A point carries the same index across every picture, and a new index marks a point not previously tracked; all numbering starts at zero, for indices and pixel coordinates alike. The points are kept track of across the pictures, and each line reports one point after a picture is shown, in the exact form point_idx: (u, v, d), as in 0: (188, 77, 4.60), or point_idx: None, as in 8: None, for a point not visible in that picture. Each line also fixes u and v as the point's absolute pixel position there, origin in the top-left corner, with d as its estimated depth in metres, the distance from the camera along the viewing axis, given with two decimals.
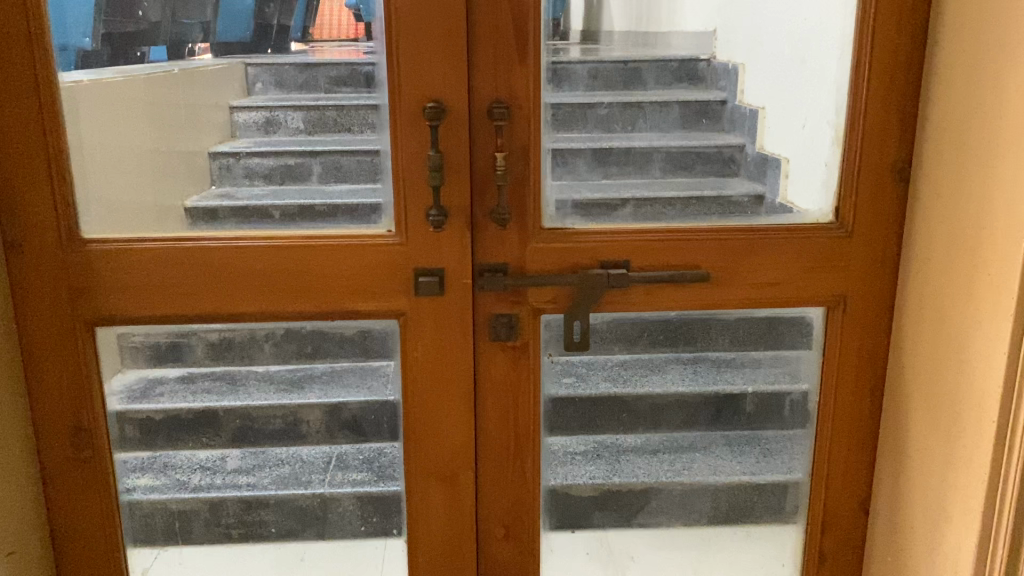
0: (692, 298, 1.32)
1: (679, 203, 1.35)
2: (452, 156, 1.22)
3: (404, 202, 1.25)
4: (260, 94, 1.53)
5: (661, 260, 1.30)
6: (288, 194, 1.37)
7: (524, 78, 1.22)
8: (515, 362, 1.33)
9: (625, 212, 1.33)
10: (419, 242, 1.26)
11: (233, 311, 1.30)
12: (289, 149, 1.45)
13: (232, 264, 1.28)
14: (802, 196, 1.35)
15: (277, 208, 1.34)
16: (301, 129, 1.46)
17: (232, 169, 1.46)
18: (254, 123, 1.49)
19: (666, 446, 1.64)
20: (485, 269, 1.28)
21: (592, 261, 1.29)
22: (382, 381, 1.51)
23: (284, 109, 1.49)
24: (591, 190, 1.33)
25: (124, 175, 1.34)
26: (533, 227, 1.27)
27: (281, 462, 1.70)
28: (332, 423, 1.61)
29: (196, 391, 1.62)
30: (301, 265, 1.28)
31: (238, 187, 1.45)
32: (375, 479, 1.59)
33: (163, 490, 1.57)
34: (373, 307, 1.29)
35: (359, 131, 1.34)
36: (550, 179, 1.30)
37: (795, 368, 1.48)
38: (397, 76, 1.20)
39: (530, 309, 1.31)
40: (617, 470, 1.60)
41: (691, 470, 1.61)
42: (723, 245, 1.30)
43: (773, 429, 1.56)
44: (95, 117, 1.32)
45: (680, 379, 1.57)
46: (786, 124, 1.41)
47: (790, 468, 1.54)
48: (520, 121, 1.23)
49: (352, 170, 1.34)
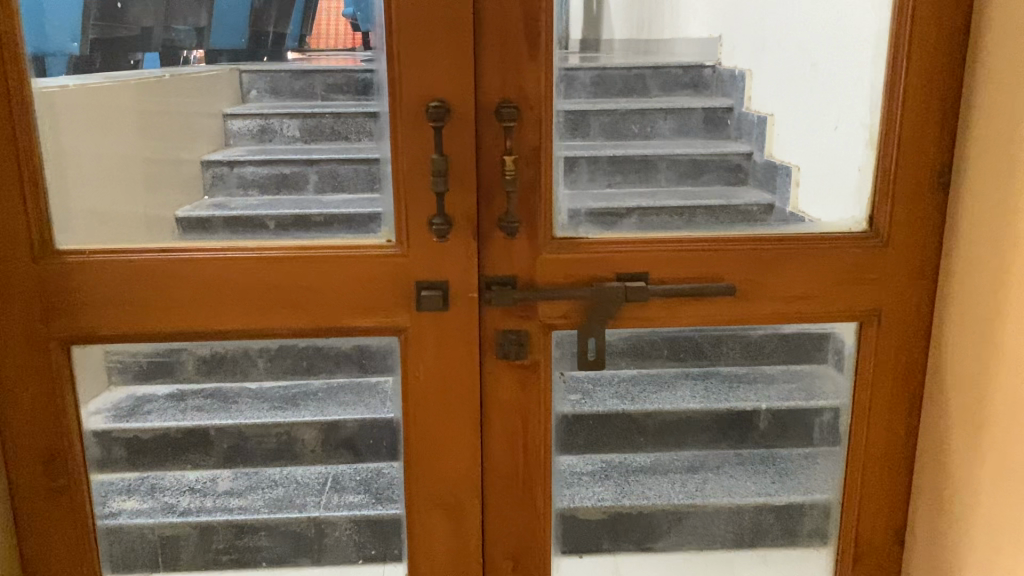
0: (716, 313, 1.22)
1: (685, 215, 1.28)
2: (457, 160, 1.13)
3: (405, 211, 1.15)
4: (254, 102, 1.63)
5: (683, 272, 1.20)
6: (280, 206, 1.33)
7: (535, 77, 1.12)
8: (525, 381, 1.23)
9: (640, 222, 1.24)
10: (421, 253, 1.16)
11: (221, 329, 1.19)
12: (285, 158, 1.50)
13: (217, 280, 1.17)
14: (827, 210, 1.26)
15: (273, 218, 1.28)
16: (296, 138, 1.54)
17: (226, 178, 1.52)
18: (248, 131, 1.63)
19: (678, 466, 1.60)
20: (492, 283, 1.19)
21: (609, 273, 1.19)
22: (379, 399, 1.43)
23: (280, 118, 1.60)
24: (598, 199, 1.25)
25: (116, 180, 1.30)
26: (543, 237, 1.18)
27: (275, 484, 1.63)
28: (329, 441, 1.54)
29: (186, 408, 1.58)
30: (295, 280, 1.18)
31: (232, 196, 1.49)
32: (373, 501, 1.51)
33: (149, 514, 1.50)
34: (372, 324, 1.19)
35: (356, 139, 1.31)
36: (562, 187, 1.22)
37: (813, 384, 1.40)
38: (397, 74, 1.11)
39: (541, 325, 1.21)
40: (628, 491, 1.55)
41: (705, 490, 1.55)
42: (750, 256, 1.20)
43: (789, 448, 1.52)
44: (75, 126, 1.23)
45: (690, 396, 1.54)
46: (810, 130, 1.33)
47: (807, 489, 1.46)
48: (530, 122, 1.14)
49: (349, 180, 1.30)
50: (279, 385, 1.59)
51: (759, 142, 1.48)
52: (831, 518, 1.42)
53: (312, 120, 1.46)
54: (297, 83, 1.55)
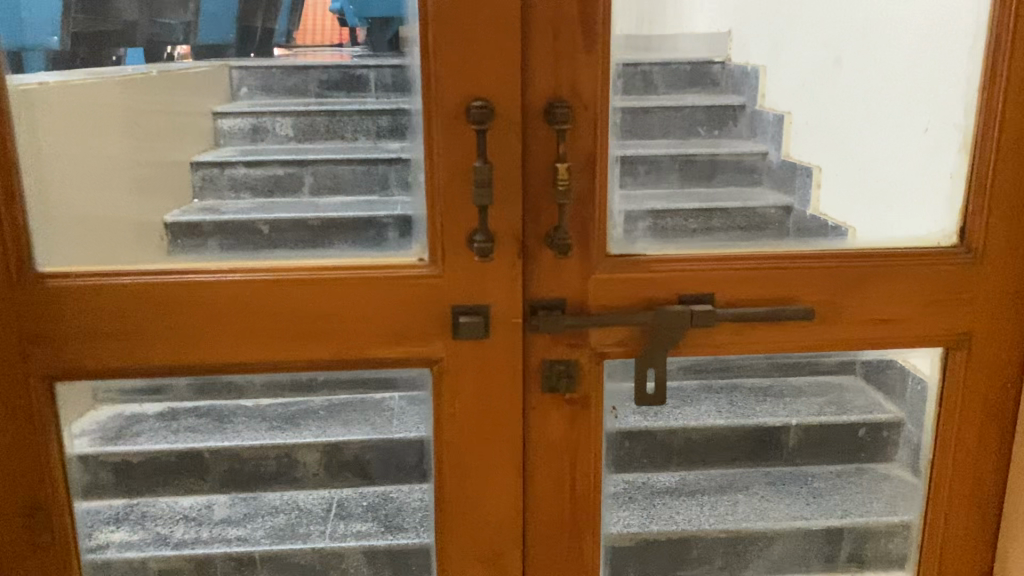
0: (789, 339, 1.08)
1: (710, 227, 1.15)
2: (502, 167, 0.99)
3: (441, 227, 1.00)
4: (246, 98, 1.87)
5: (754, 294, 1.06)
6: (279, 206, 1.38)
7: (591, 72, 0.98)
8: (573, 418, 1.09)
9: (675, 240, 1.10)
10: (459, 274, 1.02)
11: (228, 362, 1.05)
12: (280, 159, 1.54)
13: (224, 306, 1.03)
14: (872, 230, 1.14)
15: (267, 222, 1.19)
16: (291, 136, 1.69)
17: (216, 180, 1.57)
18: (240, 130, 1.76)
19: (706, 486, 1.58)
20: (539, 306, 1.05)
21: (670, 295, 1.06)
22: (385, 418, 1.34)
23: (273, 118, 1.74)
24: (653, 202, 1.12)
25: (106, 184, 1.26)
26: (596, 255, 1.04)
27: (275, 510, 1.59)
28: (331, 465, 1.54)
29: (179, 428, 1.52)
30: (313, 305, 1.03)
31: (223, 195, 1.53)
32: (381, 531, 1.48)
33: (140, 547, 1.44)
34: (402, 355, 1.05)
35: (349, 135, 1.47)
36: (618, 191, 1.07)
37: (844, 398, 1.48)
38: (433, 70, 0.96)
39: (592, 353, 1.07)
40: (654, 516, 1.47)
41: (736, 514, 1.53)
42: (829, 275, 1.07)
43: (819, 466, 1.59)
44: (46, 129, 1.09)
45: (717, 413, 1.49)
46: (868, 137, 1.26)
47: (845, 511, 1.49)
48: (583, 124, 1.00)
49: (345, 182, 1.33)
50: (277, 403, 1.54)
51: (775, 141, 1.42)
52: (890, 544, 1.43)
53: (309, 118, 1.68)
54: (288, 81, 1.85)
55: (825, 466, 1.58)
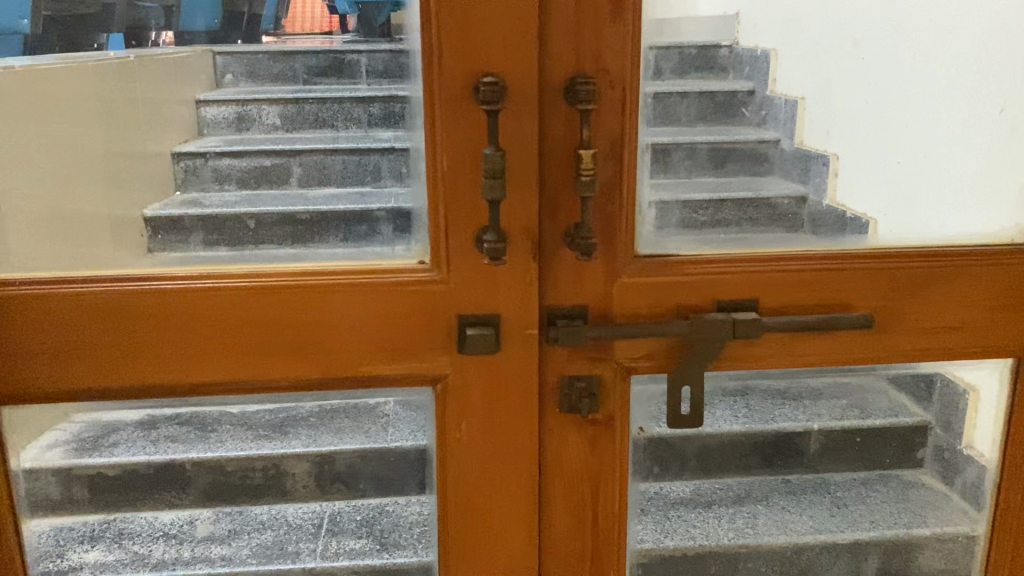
0: (842, 350, 0.95)
1: (722, 221, 1.00)
2: (516, 155, 0.85)
3: (444, 224, 0.87)
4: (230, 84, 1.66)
5: (803, 301, 0.93)
6: (262, 197, 1.32)
7: (619, 45, 0.85)
8: (595, 440, 0.96)
9: (692, 246, 0.95)
10: (466, 279, 0.88)
11: (201, 382, 0.90)
12: (264, 148, 1.40)
13: (194, 317, 0.89)
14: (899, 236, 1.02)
15: (253, 217, 1.14)
16: (274, 122, 1.49)
17: (199, 172, 1.45)
18: (224, 119, 1.60)
19: (722, 497, 1.36)
20: (557, 316, 0.91)
21: (707, 302, 0.92)
22: (379, 425, 1.18)
23: (258, 105, 1.56)
24: (684, 189, 0.97)
25: (69, 183, 1.13)
26: (622, 256, 0.90)
27: (263, 526, 1.43)
28: (321, 476, 1.39)
29: (157, 439, 1.42)
30: (296, 316, 0.89)
31: (207, 190, 1.40)
32: (378, 548, 1.33)
33: (115, 568, 1.29)
34: (400, 372, 0.91)
35: (343, 126, 1.33)
36: (647, 181, 0.94)
37: (862, 400, 1.29)
38: (437, 41, 0.82)
39: (617, 369, 0.93)
40: (669, 530, 1.27)
41: (757, 528, 1.33)
42: (889, 278, 0.93)
43: (841, 474, 1.38)
44: None
45: (734, 420, 1.25)
46: (899, 115, 1.12)
47: (873, 524, 1.34)
48: (608, 104, 0.86)
49: (333, 169, 1.27)
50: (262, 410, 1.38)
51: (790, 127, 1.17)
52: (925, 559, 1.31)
53: (291, 102, 1.50)
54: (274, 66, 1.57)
55: (850, 473, 1.38)
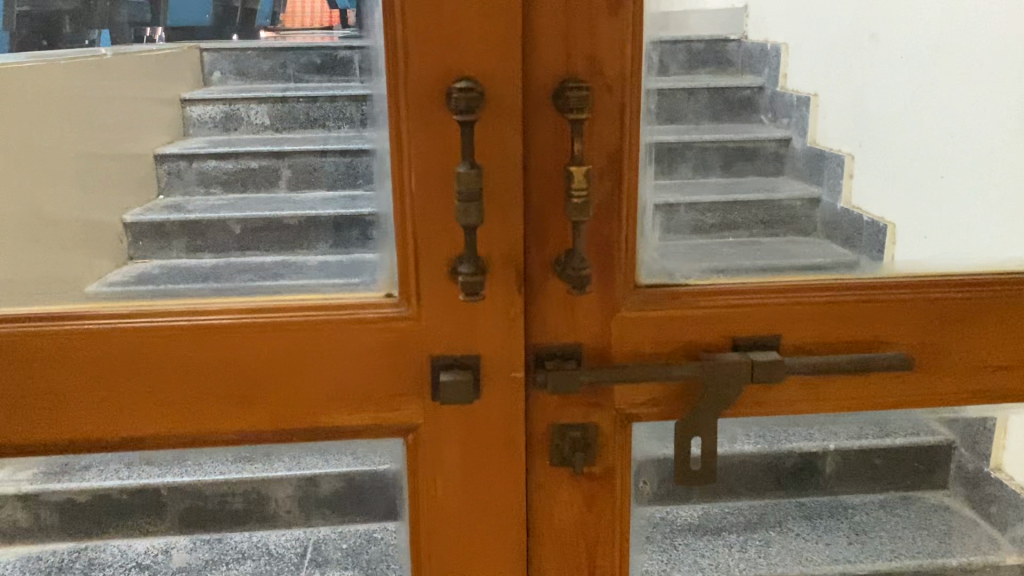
0: (876, 392, 0.83)
1: (729, 225, 0.92)
2: (496, 173, 0.72)
3: (413, 253, 0.74)
4: (220, 84, 1.49)
5: (831, 337, 0.80)
6: (249, 199, 1.25)
7: (616, 42, 0.72)
8: (592, 496, 0.83)
9: (689, 253, 0.84)
10: (440, 315, 0.76)
11: (134, 436, 0.79)
12: (252, 150, 1.30)
13: (123, 362, 0.76)
14: (913, 248, 0.92)
15: (236, 219, 1.14)
16: (264, 124, 1.34)
17: (184, 175, 1.41)
18: (212, 118, 1.46)
19: (734, 523, 1.23)
20: (546, 356, 0.79)
21: (721, 340, 0.80)
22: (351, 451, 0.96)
23: (246, 104, 1.39)
24: (690, 189, 0.88)
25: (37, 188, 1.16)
26: (622, 287, 0.78)
27: (243, 556, 1.31)
28: (307, 500, 1.28)
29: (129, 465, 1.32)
30: (244, 361, 0.77)
31: (191, 195, 1.39)
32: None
33: None
34: (365, 422, 0.79)
35: (333, 126, 1.07)
36: (651, 180, 0.80)
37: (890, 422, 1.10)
38: (400, 37, 0.70)
39: (616, 415, 0.81)
40: (679, 563, 1.08)
41: (770, 558, 1.24)
42: (929, 311, 0.81)
43: (855, 495, 1.35)
44: None
45: (747, 441, 1.04)
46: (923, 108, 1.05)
47: (894, 555, 1.27)
48: (605, 111, 0.74)
49: (321, 173, 1.02)
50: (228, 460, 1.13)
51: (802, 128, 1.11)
52: None
53: (282, 103, 1.31)
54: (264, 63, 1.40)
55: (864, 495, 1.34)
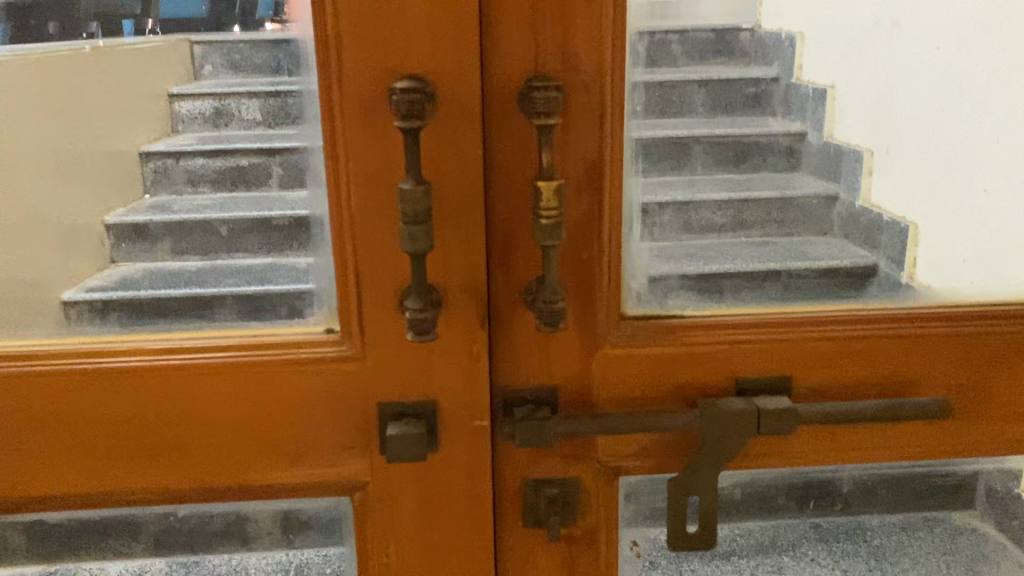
0: (901, 441, 0.71)
1: (744, 224, 0.79)
2: (450, 189, 0.61)
3: (355, 284, 0.63)
4: (213, 81, 0.77)
5: (853, 377, 0.68)
6: (238, 209, 0.71)
7: (593, 34, 0.60)
8: (569, 561, 0.72)
9: (688, 257, 0.72)
10: (389, 357, 0.64)
11: (37, 496, 0.67)
12: (237, 142, 0.71)
13: (17, 412, 0.65)
14: (936, 254, 0.80)
15: (223, 219, 0.72)
16: (257, 121, 0.70)
17: (173, 172, 0.78)
18: (206, 111, 0.77)
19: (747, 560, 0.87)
20: (515, 402, 0.67)
21: (721, 383, 0.68)
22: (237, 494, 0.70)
23: (239, 93, 0.74)
24: (688, 184, 0.73)
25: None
26: (603, 321, 0.66)
27: None
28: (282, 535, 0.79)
29: None
30: (160, 410, 0.66)
31: (178, 199, 0.76)
32: None
33: None
34: (304, 477, 0.67)
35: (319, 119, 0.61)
36: (636, 175, 0.67)
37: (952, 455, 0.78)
38: (332, 29, 0.58)
39: (598, 469, 0.69)
40: None
41: None
42: (966, 347, 0.69)
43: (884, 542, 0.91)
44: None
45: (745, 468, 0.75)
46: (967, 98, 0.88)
47: None
48: (580, 113, 0.61)
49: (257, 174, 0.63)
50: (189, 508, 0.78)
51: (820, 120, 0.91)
52: None
53: (274, 94, 0.68)
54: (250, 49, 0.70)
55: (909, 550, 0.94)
